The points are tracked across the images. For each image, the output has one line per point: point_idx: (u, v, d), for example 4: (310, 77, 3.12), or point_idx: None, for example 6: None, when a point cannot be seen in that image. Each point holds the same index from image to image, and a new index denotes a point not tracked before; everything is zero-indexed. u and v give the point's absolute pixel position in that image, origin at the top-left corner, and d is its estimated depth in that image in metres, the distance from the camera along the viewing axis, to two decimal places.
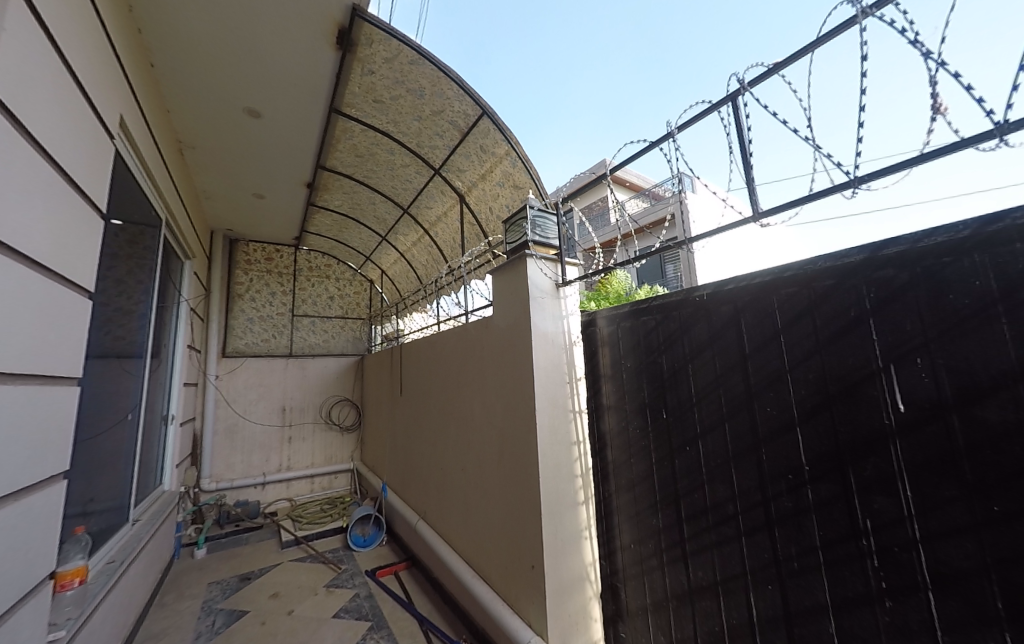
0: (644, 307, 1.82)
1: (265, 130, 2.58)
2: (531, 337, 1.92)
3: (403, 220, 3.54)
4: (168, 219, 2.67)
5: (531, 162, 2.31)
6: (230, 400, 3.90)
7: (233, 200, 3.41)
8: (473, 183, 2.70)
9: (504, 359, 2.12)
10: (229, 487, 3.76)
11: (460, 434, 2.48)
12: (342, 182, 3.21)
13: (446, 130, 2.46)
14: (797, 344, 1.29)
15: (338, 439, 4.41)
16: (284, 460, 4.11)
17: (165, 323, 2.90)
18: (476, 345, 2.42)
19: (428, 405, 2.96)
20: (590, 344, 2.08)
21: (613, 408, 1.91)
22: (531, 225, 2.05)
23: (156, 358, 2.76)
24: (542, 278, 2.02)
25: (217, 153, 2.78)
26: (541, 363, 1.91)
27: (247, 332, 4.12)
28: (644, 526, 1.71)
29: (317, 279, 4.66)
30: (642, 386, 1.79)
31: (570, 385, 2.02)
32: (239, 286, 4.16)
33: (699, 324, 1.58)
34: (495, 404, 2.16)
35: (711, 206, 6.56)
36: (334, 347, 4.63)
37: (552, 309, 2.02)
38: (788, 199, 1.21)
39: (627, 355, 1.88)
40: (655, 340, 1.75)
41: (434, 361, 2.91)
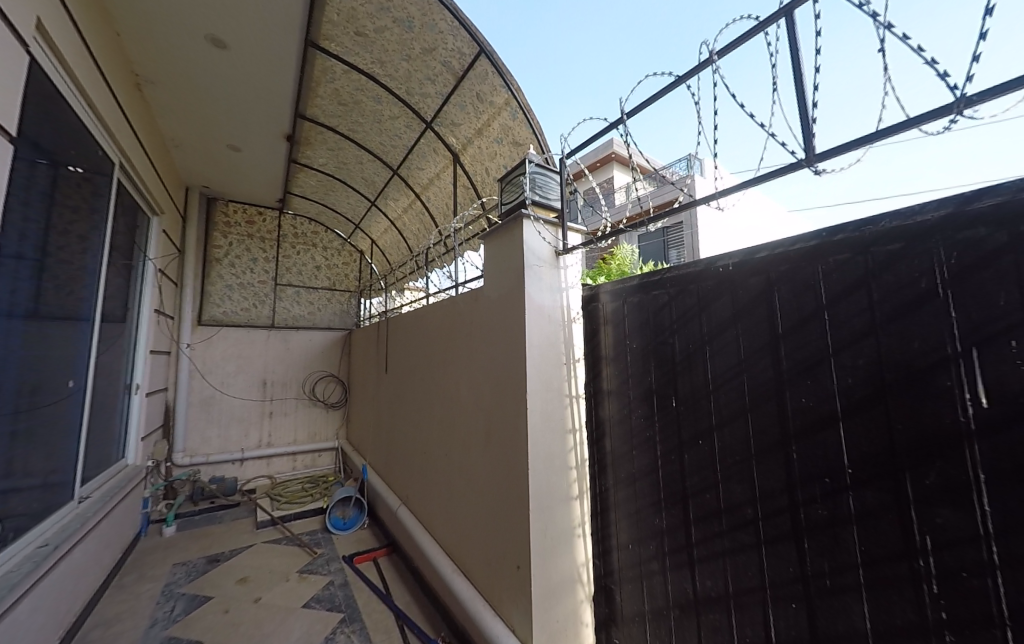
0: (655, 279, 1.58)
1: (233, 66, 2.29)
2: (524, 309, 1.68)
3: (392, 183, 3.26)
4: (127, 166, 2.40)
5: (533, 115, 2.05)
6: (205, 372, 3.68)
7: (207, 151, 3.12)
8: (468, 139, 2.42)
9: (494, 334, 1.90)
10: (204, 463, 3.58)
11: (445, 417, 2.28)
12: (325, 135, 2.92)
13: (438, 73, 2.17)
14: (850, 322, 1.05)
15: (322, 416, 4.23)
16: (265, 436, 3.94)
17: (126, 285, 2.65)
18: (464, 319, 2.19)
19: (413, 384, 2.75)
20: (591, 322, 1.86)
21: (615, 393, 1.70)
22: (529, 181, 1.80)
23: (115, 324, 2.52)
24: (540, 243, 1.77)
25: (180, 93, 2.50)
26: (535, 339, 1.68)
27: (224, 300, 3.88)
28: (645, 525, 1.52)
29: (303, 247, 4.39)
30: (649, 370, 1.56)
31: (567, 366, 1.80)
32: (217, 250, 3.90)
33: (722, 299, 1.35)
34: (483, 383, 1.95)
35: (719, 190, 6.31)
36: (319, 320, 4.40)
37: (550, 279, 1.77)
38: (852, 134, 0.95)
39: (633, 334, 1.65)
40: (666, 318, 1.52)
41: (422, 336, 2.69)
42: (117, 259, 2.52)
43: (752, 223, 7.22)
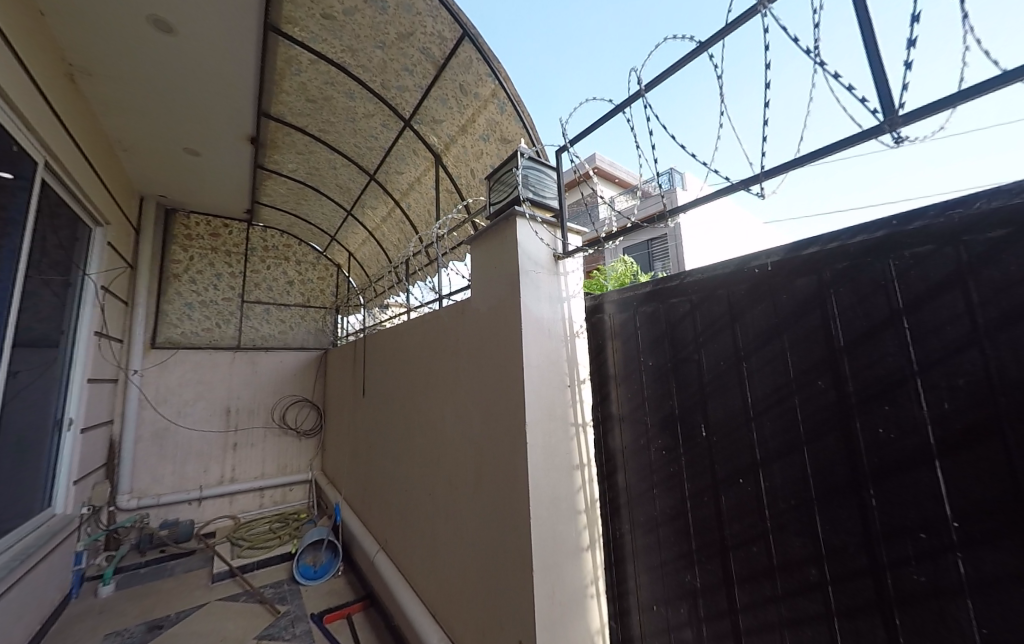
0: (671, 286, 1.35)
1: (183, 54, 2.03)
2: (520, 323, 1.43)
3: (369, 189, 3.01)
4: (57, 168, 2.09)
5: (523, 107, 1.84)
6: (157, 402, 3.30)
7: (161, 154, 2.82)
8: (451, 138, 2.19)
9: (483, 353, 1.64)
10: (154, 505, 3.16)
11: (428, 450, 1.99)
12: (293, 137, 2.66)
13: (417, 62, 1.95)
14: (946, 331, 0.80)
15: (294, 445, 3.85)
16: (228, 470, 3.54)
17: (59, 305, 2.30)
18: (449, 336, 1.93)
19: (392, 410, 2.46)
20: (596, 336, 1.61)
21: (627, 420, 1.44)
22: (524, 175, 1.58)
23: (43, 350, 2.16)
24: (538, 246, 1.53)
25: (122, 86, 2.22)
26: (534, 357, 1.43)
27: (184, 321, 3.52)
28: (673, 583, 1.25)
29: (274, 261, 4.07)
30: (669, 392, 1.31)
31: (572, 389, 1.54)
32: (176, 265, 3.56)
33: (760, 306, 1.10)
34: (472, 410, 1.68)
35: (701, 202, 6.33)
36: (292, 339, 4.05)
37: (549, 288, 1.52)
38: (943, 88, 0.73)
39: (648, 351, 1.40)
40: (688, 331, 1.28)
41: (402, 355, 2.41)
42: (47, 275, 2.18)
43: (732, 234, 7.28)
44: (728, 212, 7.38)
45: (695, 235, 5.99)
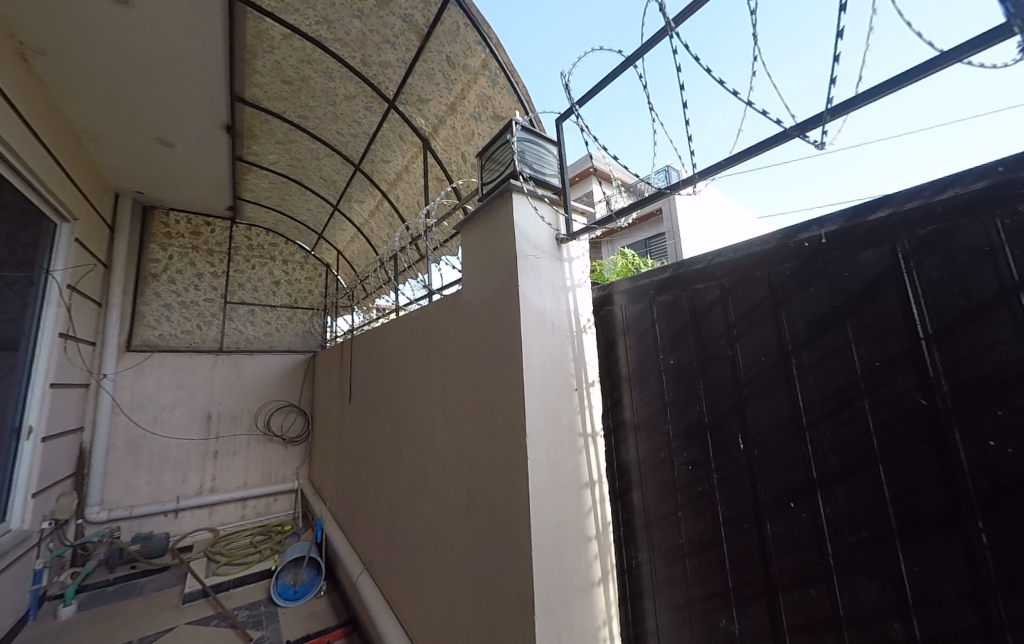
0: (696, 269, 1.13)
1: (144, 27, 1.85)
2: (518, 316, 1.22)
3: (355, 181, 2.81)
4: (14, 160, 1.90)
5: (517, 78, 1.63)
6: (131, 408, 3.10)
7: (132, 144, 2.64)
8: (440, 119, 1.99)
9: (475, 353, 1.43)
10: (127, 516, 2.95)
11: (416, 463, 1.78)
12: (272, 124, 2.49)
13: (399, 33, 1.76)
14: None
15: (280, 454, 3.64)
16: (207, 480, 3.33)
17: (19, 303, 2.12)
18: (439, 336, 1.72)
19: (378, 418, 2.25)
20: (604, 331, 1.39)
21: (644, 429, 1.22)
22: (520, 149, 1.37)
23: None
24: (537, 227, 1.32)
25: (82, 68, 2.04)
26: (535, 356, 1.21)
27: (162, 322, 3.34)
28: (702, 626, 1.04)
29: (259, 260, 3.89)
30: (696, 396, 1.10)
31: (580, 393, 1.32)
32: (154, 265, 3.38)
33: (814, 287, 0.89)
34: (464, 419, 1.47)
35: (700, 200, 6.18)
36: (278, 342, 3.86)
37: (551, 275, 1.32)
38: None
39: (668, 348, 1.19)
40: (720, 322, 1.06)
41: (389, 358, 2.21)
42: (5, 270, 2.00)
43: (730, 232, 7.16)
44: (726, 210, 7.25)
45: (695, 232, 5.84)
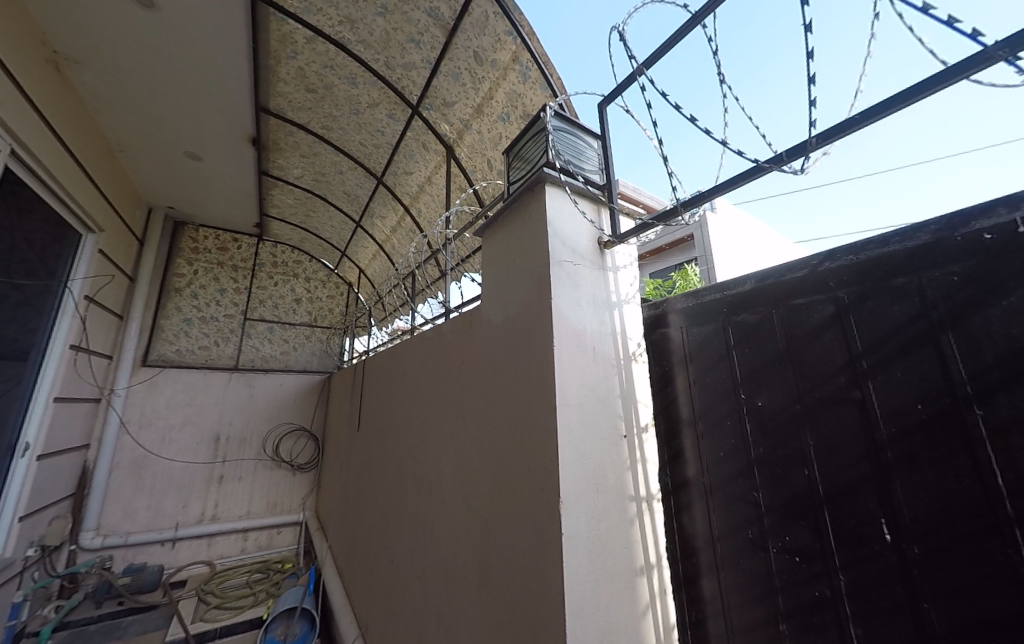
0: (795, 281, 0.83)
1: (170, 35, 1.82)
2: (551, 338, 0.95)
3: (377, 195, 2.73)
4: (42, 171, 1.89)
5: (552, 70, 1.44)
6: (140, 425, 3.12)
7: (165, 158, 2.68)
8: (465, 123, 1.83)
9: (496, 383, 1.17)
10: (121, 546, 2.88)
11: (422, 509, 1.52)
12: (296, 135, 2.46)
13: (424, 28, 1.62)
14: None
15: (287, 481, 3.63)
16: (209, 507, 3.30)
17: (37, 314, 2.07)
18: (453, 359, 1.48)
19: (385, 450, 2.02)
20: (659, 360, 1.11)
21: (721, 495, 0.91)
22: (555, 140, 1.14)
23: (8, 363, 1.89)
24: (577, 228, 1.08)
25: (114, 79, 2.05)
26: (572, 393, 0.94)
27: (179, 337, 3.43)
28: None
29: (282, 277, 4.05)
30: (803, 453, 0.79)
31: (630, 443, 1.02)
32: (178, 279, 3.51)
33: (1011, 300, 0.58)
34: (480, 463, 1.19)
35: (733, 224, 5.88)
36: (295, 361, 3.96)
37: (592, 286, 1.06)
38: None
39: (752, 386, 0.89)
40: (836, 355, 0.75)
41: (399, 383, 2.00)
42: (26, 281, 1.95)
43: (763, 258, 6.80)
44: (762, 235, 6.87)
45: (729, 256, 5.52)
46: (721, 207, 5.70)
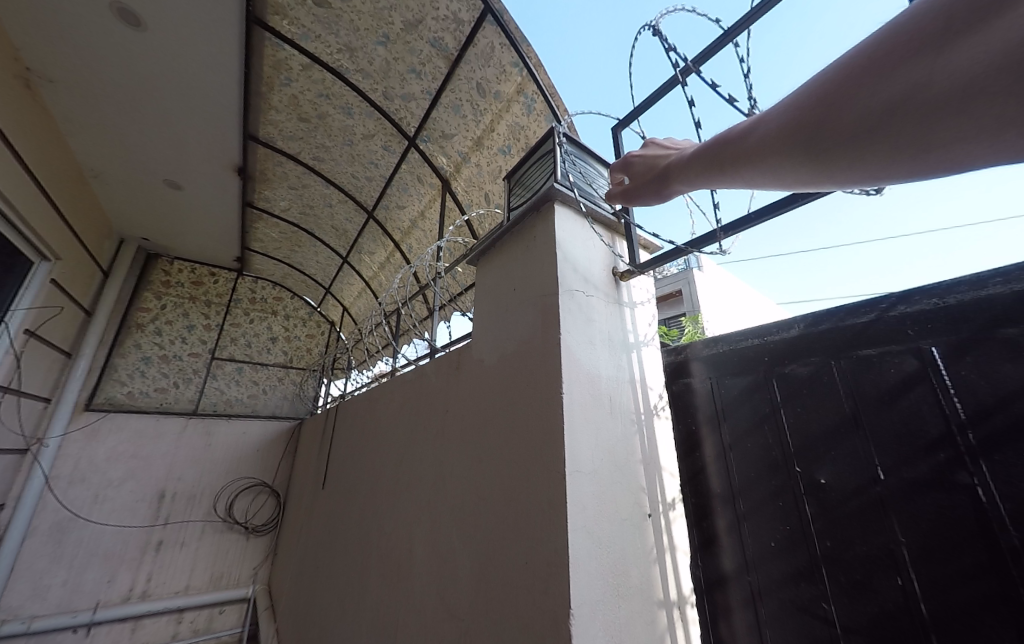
0: (856, 328, 0.68)
1: (156, 56, 1.75)
2: (558, 387, 0.77)
3: (366, 232, 2.65)
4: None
5: (558, 101, 1.42)
6: (74, 479, 2.77)
7: (143, 187, 2.56)
8: (464, 155, 1.80)
9: (488, 441, 0.97)
10: (22, 632, 2.42)
11: (387, 595, 1.25)
12: (286, 166, 2.38)
13: (426, 60, 1.59)
14: None
15: (238, 546, 3.21)
16: (140, 580, 2.85)
17: None
18: (437, 409, 1.28)
19: (351, 514, 1.75)
20: (684, 417, 0.93)
21: (776, 601, 0.70)
22: (562, 163, 1.04)
23: None
24: (591, 257, 0.95)
25: (93, 99, 1.96)
26: (585, 461, 0.74)
27: (134, 378, 3.15)
28: None
29: (259, 314, 3.87)
30: (872, 542, 0.61)
31: (656, 524, 0.81)
32: (144, 313, 3.30)
33: None
34: (462, 544, 0.95)
35: (719, 277, 6.04)
36: (264, 405, 3.68)
37: (607, 321, 0.91)
38: None
39: (809, 458, 0.71)
40: (929, 424, 0.58)
41: (373, 433, 1.78)
42: None
43: (747, 311, 6.95)
44: (746, 291, 7.06)
45: (716, 308, 5.58)
46: (709, 264, 5.84)
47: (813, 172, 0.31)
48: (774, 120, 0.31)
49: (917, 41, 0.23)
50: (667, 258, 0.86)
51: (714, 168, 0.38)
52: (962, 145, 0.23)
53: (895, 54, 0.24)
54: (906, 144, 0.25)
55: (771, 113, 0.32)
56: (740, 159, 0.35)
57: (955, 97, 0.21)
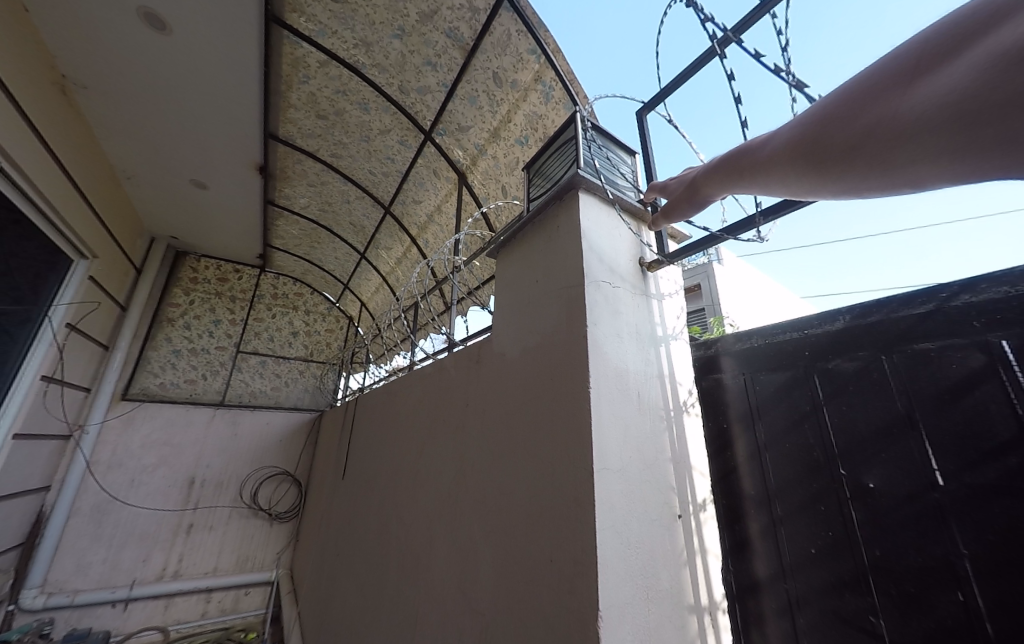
0: (913, 320, 0.62)
1: (181, 59, 1.78)
2: (584, 381, 0.74)
3: (383, 227, 2.67)
4: (42, 196, 1.82)
5: (576, 88, 1.37)
6: (112, 466, 2.91)
7: (170, 187, 2.64)
8: (480, 147, 1.77)
9: (508, 438, 0.95)
10: (67, 606, 2.57)
11: (405, 587, 1.26)
12: (304, 164, 2.40)
13: (442, 51, 1.57)
14: None
15: (263, 532, 3.32)
16: (173, 562, 2.98)
17: (13, 340, 1.92)
18: (455, 402, 1.27)
19: (369, 505, 1.77)
20: (714, 415, 0.89)
21: (816, 611, 0.65)
22: (586, 151, 1.00)
23: None
24: (617, 247, 0.91)
25: (122, 102, 2.01)
26: (613, 457, 0.71)
27: (165, 370, 3.27)
28: None
29: (280, 310, 3.96)
30: (916, 544, 0.57)
31: (686, 526, 0.77)
32: (173, 309, 3.42)
33: None
34: (483, 540, 0.94)
35: (739, 271, 5.86)
36: (286, 397, 3.77)
37: (634, 314, 0.87)
38: None
39: (855, 460, 0.65)
40: (997, 425, 0.52)
41: (390, 428, 1.79)
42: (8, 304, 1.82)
43: (769, 306, 6.73)
44: (769, 287, 6.83)
45: (736, 302, 5.41)
46: (729, 258, 5.65)
47: (808, 183, 0.38)
48: (787, 137, 0.38)
49: (896, 83, 0.30)
50: (698, 248, 0.81)
51: (735, 176, 0.46)
52: (915, 167, 0.30)
53: (878, 90, 0.31)
54: (874, 165, 0.32)
55: (786, 131, 0.39)
56: (756, 168, 0.42)
57: (913, 129, 0.29)
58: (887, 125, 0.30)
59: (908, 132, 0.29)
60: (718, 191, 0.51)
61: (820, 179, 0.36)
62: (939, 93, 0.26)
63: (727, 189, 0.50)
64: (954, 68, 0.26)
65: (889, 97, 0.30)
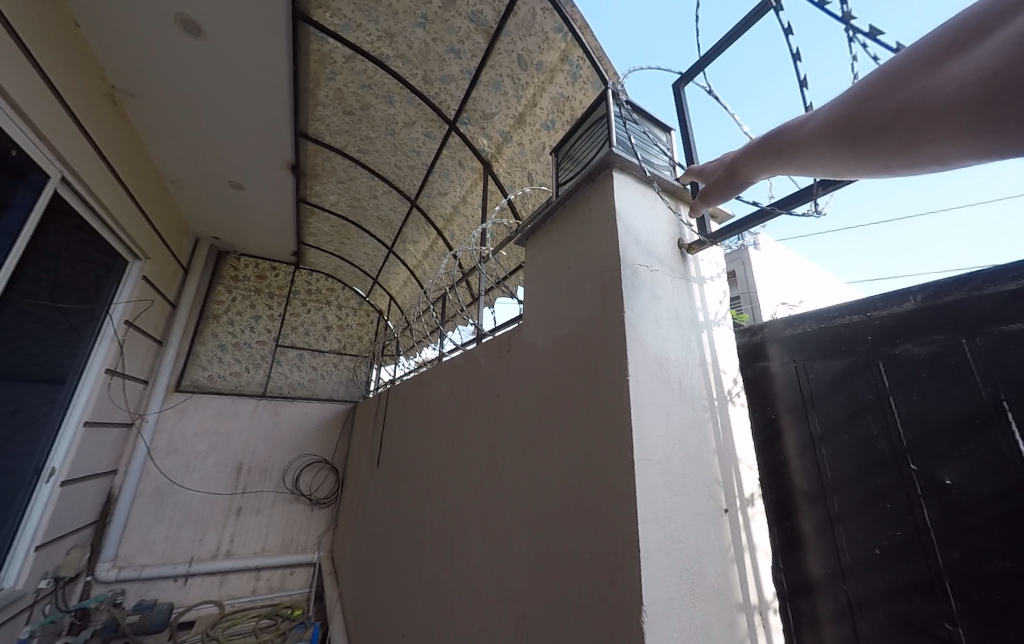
0: (1003, 297, 0.54)
1: (217, 64, 1.85)
2: (622, 368, 0.71)
3: (410, 220, 2.69)
4: (99, 201, 1.95)
5: (606, 65, 1.30)
6: (169, 452, 3.14)
7: (210, 189, 2.76)
8: (505, 134, 1.74)
9: (542, 429, 0.94)
10: (135, 579, 2.81)
11: (439, 573, 1.29)
12: (333, 161, 2.45)
13: (465, 36, 1.54)
14: None
15: (304, 517, 3.50)
16: (225, 542, 3.20)
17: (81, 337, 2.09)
18: (485, 393, 1.27)
19: (403, 493, 1.81)
20: (762, 405, 0.85)
21: (882, 617, 0.60)
22: (618, 129, 0.95)
23: (47, 385, 1.88)
24: (655, 231, 0.87)
25: (165, 109, 2.12)
26: (654, 447, 0.68)
27: (212, 363, 3.48)
28: None
29: (315, 305, 4.11)
30: (1002, 549, 0.50)
31: (733, 521, 0.73)
32: (218, 305, 3.62)
33: None
34: (517, 530, 0.94)
35: (778, 257, 5.53)
36: (322, 389, 3.93)
37: (673, 300, 0.82)
38: None
39: (928, 454, 0.59)
40: None
41: (422, 418, 1.82)
42: (75, 303, 1.98)
43: (810, 293, 6.33)
44: (810, 272, 6.42)
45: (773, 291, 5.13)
46: (766, 243, 5.34)
47: (849, 161, 0.36)
48: (826, 115, 0.37)
49: (930, 64, 0.30)
50: (743, 227, 0.76)
51: (771, 155, 0.43)
52: (940, 146, 0.29)
53: (913, 69, 0.31)
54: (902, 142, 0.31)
55: (826, 109, 0.38)
56: (796, 146, 0.40)
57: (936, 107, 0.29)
58: (914, 106, 0.30)
59: (937, 109, 0.28)
60: (757, 174, 0.48)
61: (863, 155, 0.34)
62: (971, 71, 0.26)
63: (766, 171, 0.46)
64: (981, 49, 0.26)
65: (921, 76, 0.30)
